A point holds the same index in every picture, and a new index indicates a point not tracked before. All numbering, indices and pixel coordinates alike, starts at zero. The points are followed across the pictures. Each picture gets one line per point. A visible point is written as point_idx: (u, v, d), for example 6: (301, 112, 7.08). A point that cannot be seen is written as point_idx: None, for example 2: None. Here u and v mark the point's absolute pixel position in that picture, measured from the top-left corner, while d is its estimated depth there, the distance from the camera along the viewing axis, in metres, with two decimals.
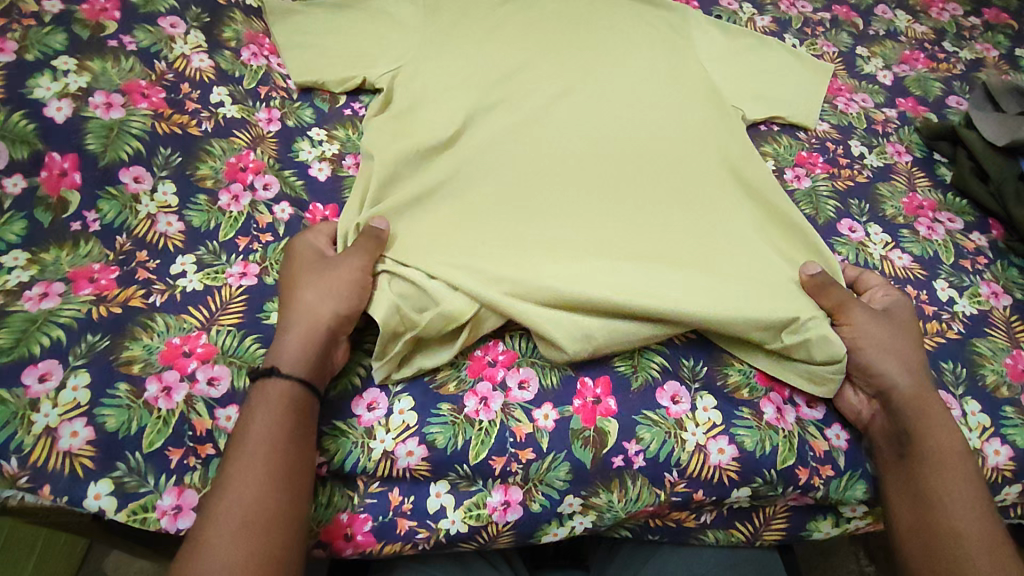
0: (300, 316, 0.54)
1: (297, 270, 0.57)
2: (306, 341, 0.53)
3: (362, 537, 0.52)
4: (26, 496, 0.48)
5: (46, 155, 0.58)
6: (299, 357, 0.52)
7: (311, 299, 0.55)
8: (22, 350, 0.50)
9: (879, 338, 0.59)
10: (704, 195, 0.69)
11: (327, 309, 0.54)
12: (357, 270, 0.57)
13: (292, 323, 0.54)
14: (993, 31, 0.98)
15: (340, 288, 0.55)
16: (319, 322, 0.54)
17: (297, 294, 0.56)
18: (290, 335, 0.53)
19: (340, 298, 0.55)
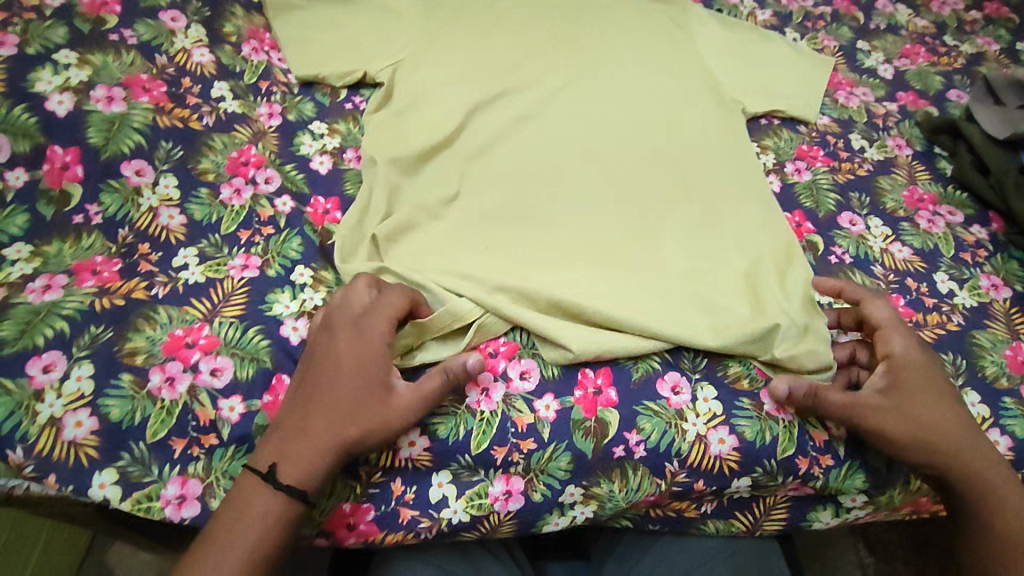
0: (331, 426, 0.49)
1: (351, 363, 0.51)
2: (327, 453, 0.49)
3: (364, 527, 0.53)
4: (31, 486, 0.49)
5: (47, 148, 0.58)
6: (316, 468, 0.48)
7: (349, 406, 0.50)
8: (27, 342, 0.51)
9: (898, 423, 0.54)
10: (704, 189, 0.70)
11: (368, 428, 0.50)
12: (416, 392, 0.52)
13: (319, 432, 0.49)
14: (994, 25, 0.98)
15: (389, 409, 0.50)
16: (345, 436, 0.49)
17: (341, 398, 0.50)
18: (312, 444, 0.49)
19: (384, 421, 0.50)
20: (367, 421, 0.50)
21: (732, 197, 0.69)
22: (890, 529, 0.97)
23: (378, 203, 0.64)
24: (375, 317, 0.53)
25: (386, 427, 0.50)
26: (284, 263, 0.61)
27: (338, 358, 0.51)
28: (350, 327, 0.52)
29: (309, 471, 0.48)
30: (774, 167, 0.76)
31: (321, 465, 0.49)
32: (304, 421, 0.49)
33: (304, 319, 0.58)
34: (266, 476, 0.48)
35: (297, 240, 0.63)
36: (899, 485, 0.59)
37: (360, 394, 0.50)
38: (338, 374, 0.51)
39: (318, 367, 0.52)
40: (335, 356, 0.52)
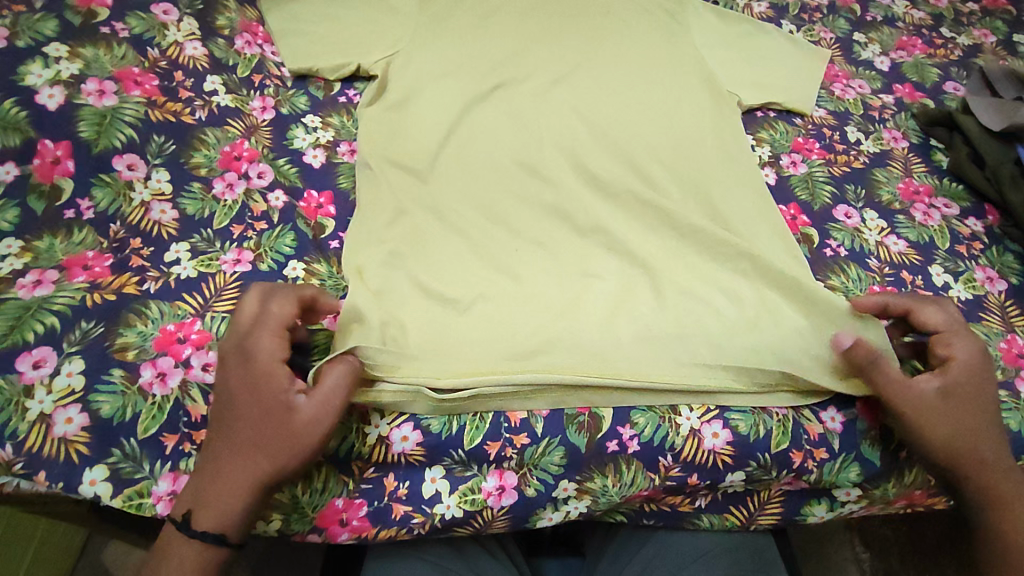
0: (232, 462, 0.47)
1: (235, 392, 0.48)
2: (236, 492, 0.47)
3: (357, 522, 0.52)
4: (22, 482, 0.49)
5: (38, 142, 0.58)
6: (229, 508, 0.47)
7: (238, 436, 0.47)
8: (17, 337, 0.50)
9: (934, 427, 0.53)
10: (697, 182, 0.70)
11: (262, 457, 0.47)
12: (317, 413, 0.48)
13: (221, 469, 0.47)
14: (991, 16, 0.97)
15: (285, 436, 0.47)
16: (249, 470, 0.47)
17: (234, 430, 0.48)
18: (217, 482, 0.47)
19: (281, 448, 0.47)
20: (261, 452, 0.47)
21: (728, 192, 0.69)
22: (885, 524, 0.98)
23: (375, 202, 0.65)
24: (257, 338, 0.49)
25: (286, 453, 0.47)
26: (277, 257, 0.61)
27: (228, 386, 0.49)
28: (235, 350, 0.49)
29: (223, 516, 0.47)
30: (770, 160, 0.75)
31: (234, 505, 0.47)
32: (209, 455, 0.48)
33: None
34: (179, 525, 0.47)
35: (290, 235, 0.62)
36: (893, 478, 0.59)
37: (248, 423, 0.48)
38: (229, 402, 0.48)
39: (216, 396, 0.49)
40: (224, 384, 0.49)
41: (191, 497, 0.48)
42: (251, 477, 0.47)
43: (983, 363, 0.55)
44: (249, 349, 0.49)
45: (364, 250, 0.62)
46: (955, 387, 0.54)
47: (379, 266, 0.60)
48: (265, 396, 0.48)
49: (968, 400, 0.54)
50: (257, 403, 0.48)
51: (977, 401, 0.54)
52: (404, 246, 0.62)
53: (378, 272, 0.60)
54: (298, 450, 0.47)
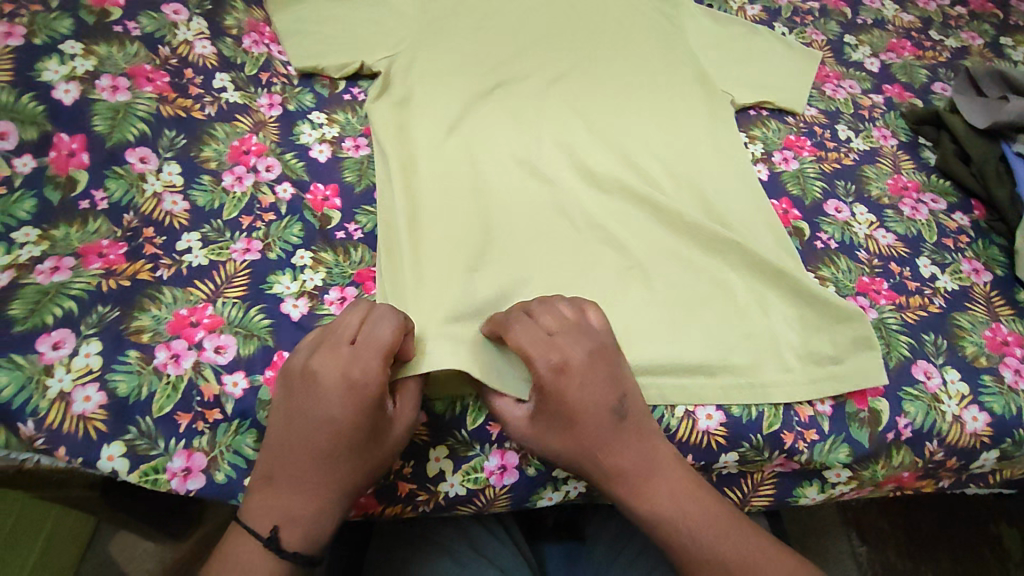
0: (326, 480, 0.48)
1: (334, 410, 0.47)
2: (328, 506, 0.48)
3: (364, 500, 0.54)
4: (42, 458, 0.51)
5: (54, 136, 0.60)
6: (319, 523, 0.48)
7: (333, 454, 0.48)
8: (36, 320, 0.52)
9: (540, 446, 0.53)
10: (690, 175, 0.72)
11: (355, 474, 0.49)
12: (405, 427, 0.51)
13: (313, 487, 0.48)
14: (979, 20, 1.00)
15: (378, 451, 0.49)
16: (342, 487, 0.49)
17: (327, 447, 0.47)
18: (308, 498, 0.48)
19: (375, 464, 0.49)
20: (357, 471, 0.49)
21: (722, 188, 0.71)
22: (880, 516, 1.00)
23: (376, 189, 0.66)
24: (361, 362, 0.48)
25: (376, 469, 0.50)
26: (285, 246, 0.63)
27: (326, 409, 0.47)
28: (337, 373, 0.48)
29: (312, 528, 0.48)
30: (763, 157, 0.78)
31: (325, 518, 0.49)
32: (297, 475, 0.48)
33: (305, 299, 0.60)
34: (267, 541, 0.47)
35: (298, 226, 0.64)
36: (882, 460, 0.61)
37: (344, 447, 0.47)
38: (327, 426, 0.47)
39: (303, 415, 0.48)
40: (319, 404, 0.47)
41: (277, 510, 0.48)
42: (345, 492, 0.49)
43: (584, 371, 0.50)
44: (356, 375, 0.47)
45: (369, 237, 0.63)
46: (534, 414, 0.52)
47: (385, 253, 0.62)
48: (366, 422, 0.48)
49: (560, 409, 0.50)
50: (353, 426, 0.47)
51: (569, 410, 0.50)
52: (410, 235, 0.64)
53: (384, 260, 0.62)
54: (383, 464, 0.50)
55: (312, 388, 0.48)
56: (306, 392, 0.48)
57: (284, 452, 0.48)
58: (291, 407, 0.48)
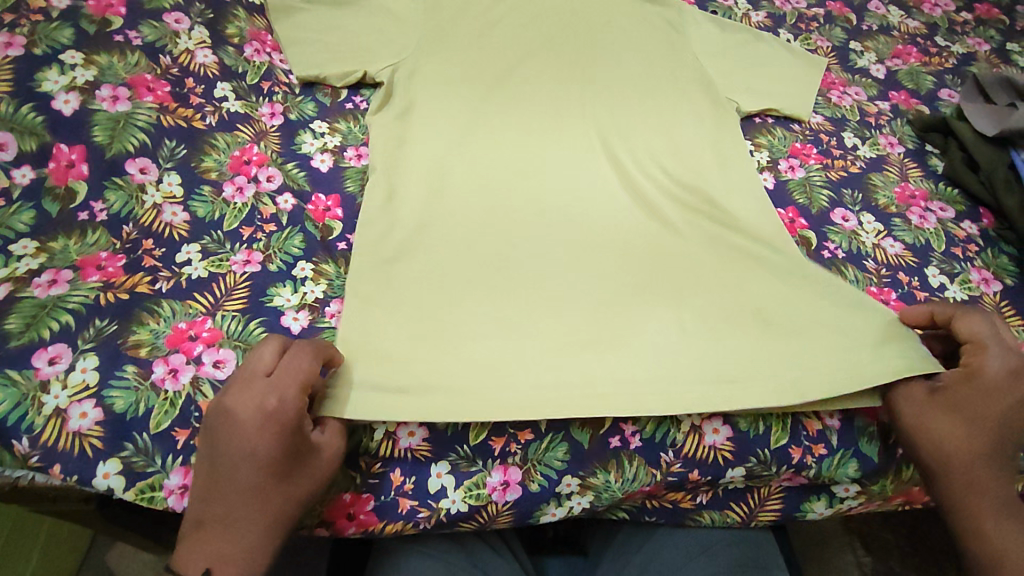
0: (255, 517, 0.46)
1: (252, 441, 0.46)
2: (260, 542, 0.46)
3: (364, 516, 0.53)
4: (37, 475, 0.50)
5: (53, 147, 0.59)
6: (251, 563, 0.46)
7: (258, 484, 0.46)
8: (33, 334, 0.52)
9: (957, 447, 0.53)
10: (694, 183, 0.71)
11: (285, 501, 0.47)
12: (335, 450, 0.50)
13: (240, 526, 0.46)
14: (985, 26, 0.99)
15: (308, 474, 0.48)
16: (272, 523, 0.47)
17: (250, 478, 0.46)
18: (239, 533, 0.46)
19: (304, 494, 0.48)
20: (286, 505, 0.47)
21: (729, 199, 0.70)
22: (886, 526, 0.99)
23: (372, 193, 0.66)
24: (278, 391, 0.47)
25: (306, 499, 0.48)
26: (286, 258, 0.62)
27: (245, 443, 0.46)
28: (253, 404, 0.47)
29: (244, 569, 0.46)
30: (769, 165, 0.77)
31: (258, 556, 0.47)
32: (225, 509, 0.46)
33: (305, 311, 0.59)
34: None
35: (299, 237, 0.64)
36: (892, 474, 0.60)
37: (269, 477, 0.46)
38: (248, 462, 0.46)
39: (222, 454, 0.46)
40: (236, 436, 0.46)
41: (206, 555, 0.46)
42: (277, 528, 0.47)
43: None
44: (272, 405, 0.46)
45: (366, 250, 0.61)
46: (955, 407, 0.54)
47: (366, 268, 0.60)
48: (289, 451, 0.47)
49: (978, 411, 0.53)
50: (274, 453, 0.46)
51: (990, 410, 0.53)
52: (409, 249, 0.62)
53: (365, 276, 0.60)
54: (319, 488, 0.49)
55: (228, 424, 0.46)
56: (223, 429, 0.46)
57: (208, 494, 0.46)
58: (208, 445, 0.47)
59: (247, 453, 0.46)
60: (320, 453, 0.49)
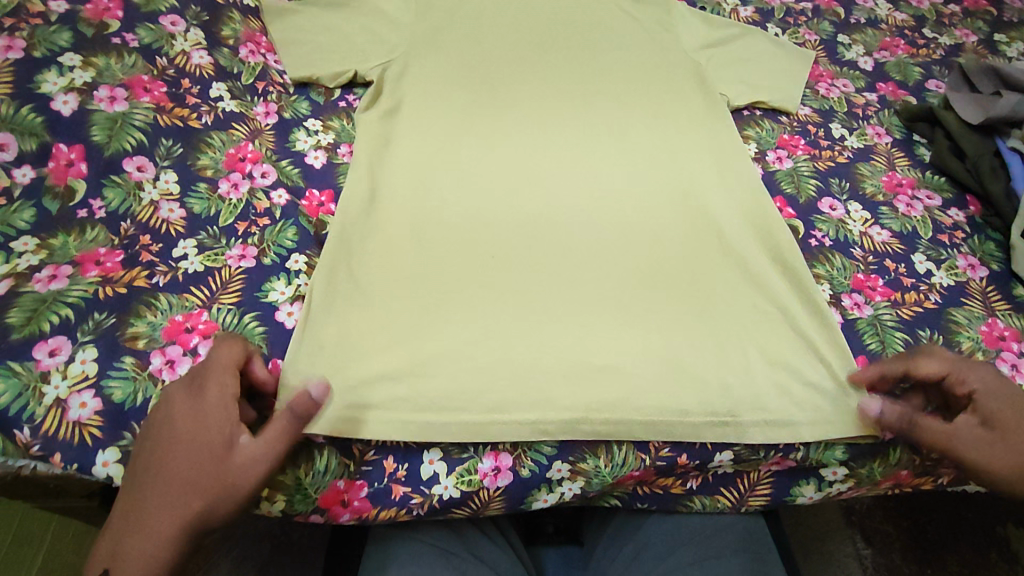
0: (154, 519, 0.47)
1: (176, 426, 0.48)
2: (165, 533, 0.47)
3: (358, 503, 0.55)
4: (37, 464, 0.52)
5: (53, 146, 0.61)
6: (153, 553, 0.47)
7: (173, 470, 0.47)
8: (34, 327, 0.54)
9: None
10: (682, 174, 0.72)
11: (197, 495, 0.47)
12: (260, 456, 0.48)
13: (146, 515, 0.47)
14: (973, 17, 1.00)
15: (224, 472, 0.48)
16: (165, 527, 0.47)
17: (169, 464, 0.48)
18: (147, 523, 0.47)
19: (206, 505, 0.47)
20: (190, 499, 0.47)
21: (720, 194, 0.71)
22: (885, 519, 0.99)
23: (361, 190, 0.67)
24: (207, 382, 0.49)
25: (214, 495, 0.47)
26: (280, 252, 0.64)
27: (169, 425, 0.48)
28: (181, 392, 0.49)
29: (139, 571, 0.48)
30: (757, 156, 0.78)
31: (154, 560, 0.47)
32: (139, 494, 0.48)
33: (299, 303, 0.61)
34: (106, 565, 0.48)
35: (293, 231, 0.65)
36: (880, 458, 0.60)
37: (186, 463, 0.47)
38: (162, 457, 0.48)
39: (144, 451, 0.49)
40: (167, 420, 0.49)
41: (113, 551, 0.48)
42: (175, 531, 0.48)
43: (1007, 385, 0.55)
44: (200, 393, 0.49)
45: (349, 232, 0.64)
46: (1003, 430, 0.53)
47: (332, 278, 0.61)
48: (197, 452, 0.48)
49: (1009, 424, 0.53)
50: (196, 439, 0.48)
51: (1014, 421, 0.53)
52: (393, 251, 0.63)
53: (332, 285, 0.60)
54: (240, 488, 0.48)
55: (156, 421, 0.49)
56: (152, 428, 0.49)
57: (127, 482, 0.49)
58: (139, 438, 0.50)
59: (169, 437, 0.48)
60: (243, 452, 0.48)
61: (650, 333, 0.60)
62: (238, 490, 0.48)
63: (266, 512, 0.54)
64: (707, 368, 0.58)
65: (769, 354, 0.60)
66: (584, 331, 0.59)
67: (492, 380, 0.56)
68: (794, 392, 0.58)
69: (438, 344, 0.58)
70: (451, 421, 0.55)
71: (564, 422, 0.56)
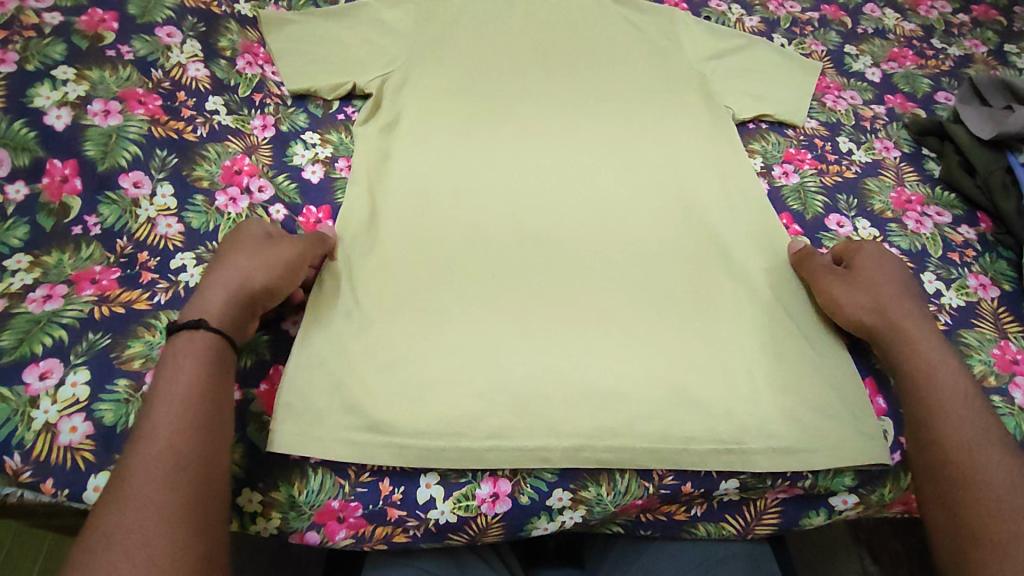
0: (204, 289, 0.52)
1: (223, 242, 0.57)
2: (223, 297, 0.52)
3: (353, 520, 0.54)
4: (25, 493, 0.50)
5: (46, 161, 0.60)
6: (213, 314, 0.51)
7: (222, 257, 0.55)
8: (25, 349, 0.52)
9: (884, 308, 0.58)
10: (688, 190, 0.71)
11: (246, 262, 0.54)
12: (293, 244, 0.58)
13: (202, 291, 0.52)
14: (982, 27, 0.99)
15: (267, 251, 0.56)
16: (194, 390, 0.47)
17: (218, 257, 0.55)
18: (203, 297, 0.52)
19: (249, 266, 0.54)
20: (242, 266, 0.54)
21: (726, 211, 0.69)
22: (892, 536, 0.97)
23: (360, 207, 0.66)
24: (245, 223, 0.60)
25: (260, 264, 0.55)
26: None
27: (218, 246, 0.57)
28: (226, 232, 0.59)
29: (176, 467, 0.44)
30: (763, 170, 0.76)
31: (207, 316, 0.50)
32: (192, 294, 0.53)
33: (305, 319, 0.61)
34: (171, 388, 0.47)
35: None
36: (889, 482, 0.59)
37: (233, 250, 0.55)
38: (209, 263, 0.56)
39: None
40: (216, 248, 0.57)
41: (129, 479, 0.43)
42: (203, 394, 0.47)
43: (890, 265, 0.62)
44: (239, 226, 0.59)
45: (348, 251, 0.63)
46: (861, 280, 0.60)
47: (329, 296, 0.60)
48: (240, 245, 0.56)
49: (874, 281, 0.60)
50: (240, 240, 0.57)
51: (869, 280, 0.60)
52: (391, 269, 0.62)
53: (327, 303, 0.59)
54: (281, 260, 0.56)
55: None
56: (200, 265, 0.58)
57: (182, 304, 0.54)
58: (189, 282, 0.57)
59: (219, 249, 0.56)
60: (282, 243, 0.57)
61: (654, 356, 0.58)
62: (280, 260, 0.56)
63: (262, 531, 0.53)
64: (712, 393, 0.57)
65: (777, 377, 0.58)
66: (586, 354, 0.58)
67: (492, 405, 0.55)
68: (801, 416, 0.57)
69: (435, 367, 0.56)
70: (450, 447, 0.54)
71: (565, 449, 0.54)
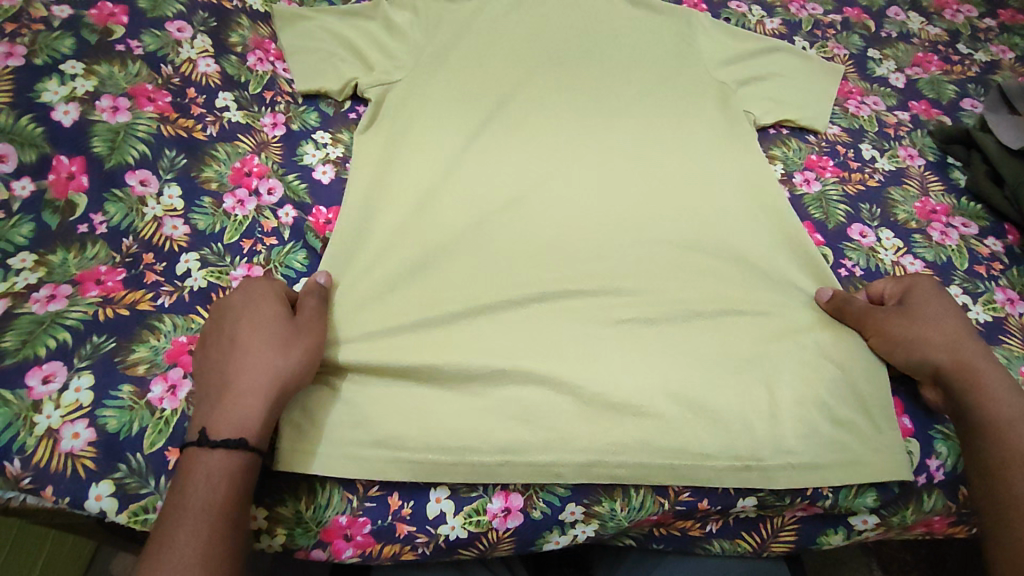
0: (232, 393, 0.49)
1: (238, 316, 0.53)
2: (253, 400, 0.49)
3: (361, 538, 0.52)
4: (27, 497, 0.49)
5: (53, 158, 0.59)
6: (246, 421, 0.48)
7: (243, 342, 0.51)
8: (29, 351, 0.51)
9: (942, 342, 0.56)
10: (707, 198, 0.69)
11: (273, 352, 0.51)
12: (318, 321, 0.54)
13: (228, 390, 0.49)
14: (1010, 32, 0.96)
15: (293, 333, 0.53)
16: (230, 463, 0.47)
17: (237, 341, 0.51)
18: (231, 399, 0.49)
19: (283, 364, 0.51)
20: (270, 357, 0.51)
21: (746, 220, 0.68)
22: (903, 548, 0.95)
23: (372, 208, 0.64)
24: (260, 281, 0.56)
25: (288, 351, 0.51)
26: (287, 272, 0.62)
27: (232, 320, 0.53)
28: (238, 294, 0.55)
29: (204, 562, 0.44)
30: (783, 178, 0.74)
31: (245, 431, 0.48)
32: (213, 387, 0.50)
33: None
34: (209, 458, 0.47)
35: (301, 252, 0.64)
36: (912, 503, 0.58)
37: (254, 332, 0.52)
38: (230, 347, 0.51)
39: (206, 359, 0.52)
40: (227, 320, 0.53)
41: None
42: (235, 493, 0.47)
43: (940, 296, 0.59)
44: (254, 290, 0.55)
45: (358, 257, 0.61)
46: (915, 313, 0.58)
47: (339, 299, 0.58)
48: (260, 325, 0.52)
49: (929, 313, 0.57)
50: (259, 316, 0.53)
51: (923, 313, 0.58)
52: (402, 273, 0.60)
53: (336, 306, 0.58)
54: (311, 344, 0.53)
55: (212, 329, 0.53)
56: (210, 333, 0.53)
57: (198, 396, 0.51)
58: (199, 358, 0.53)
59: (235, 327, 0.52)
60: (304, 318, 0.54)
61: (671, 370, 0.57)
62: (309, 345, 0.52)
63: (265, 547, 0.52)
64: (731, 408, 0.55)
65: (798, 393, 0.56)
66: (602, 365, 0.56)
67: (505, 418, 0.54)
68: (822, 435, 0.55)
69: (446, 378, 0.55)
70: (460, 462, 0.52)
71: (579, 464, 0.53)
